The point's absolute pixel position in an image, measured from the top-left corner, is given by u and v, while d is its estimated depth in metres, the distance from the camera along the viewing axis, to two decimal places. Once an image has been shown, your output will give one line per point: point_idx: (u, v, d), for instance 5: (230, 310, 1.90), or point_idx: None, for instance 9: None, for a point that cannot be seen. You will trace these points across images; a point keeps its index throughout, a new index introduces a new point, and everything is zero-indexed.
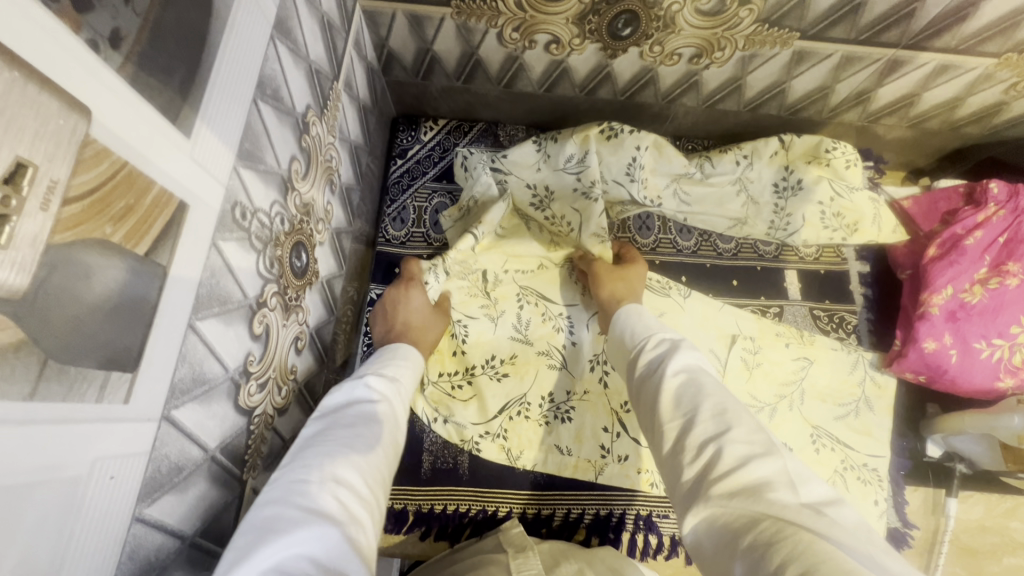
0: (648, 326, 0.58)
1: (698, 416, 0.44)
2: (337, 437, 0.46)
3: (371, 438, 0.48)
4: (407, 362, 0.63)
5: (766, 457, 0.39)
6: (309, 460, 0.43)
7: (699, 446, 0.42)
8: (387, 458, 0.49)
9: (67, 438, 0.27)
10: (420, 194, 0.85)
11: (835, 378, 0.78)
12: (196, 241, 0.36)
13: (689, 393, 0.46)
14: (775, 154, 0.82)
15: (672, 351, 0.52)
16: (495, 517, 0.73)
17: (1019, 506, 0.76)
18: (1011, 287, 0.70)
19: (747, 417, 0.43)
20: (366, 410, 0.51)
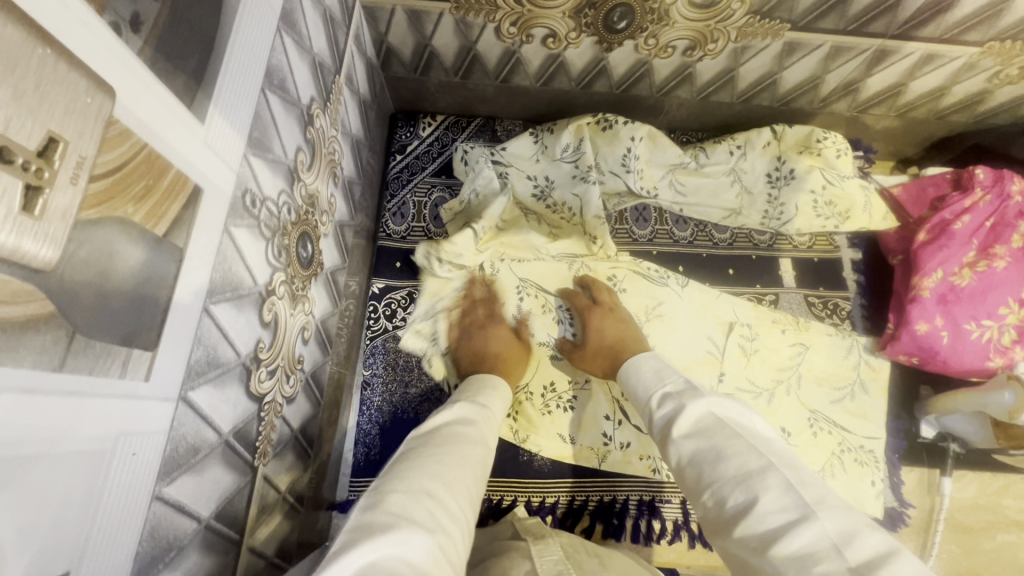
0: (655, 382, 0.59)
1: (721, 485, 0.44)
2: (438, 455, 0.48)
3: (462, 460, 0.49)
4: (497, 392, 0.65)
5: (803, 522, 0.38)
6: (408, 472, 0.44)
7: (732, 519, 0.42)
8: (477, 482, 0.49)
9: (93, 411, 0.27)
10: (420, 188, 0.86)
11: (830, 362, 0.80)
12: (210, 225, 0.37)
13: (705, 456, 0.47)
14: (768, 145, 0.83)
15: (678, 410, 0.53)
16: (499, 507, 0.74)
17: (1012, 484, 0.78)
18: (999, 269, 0.72)
19: (774, 477, 0.42)
20: (463, 433, 0.53)
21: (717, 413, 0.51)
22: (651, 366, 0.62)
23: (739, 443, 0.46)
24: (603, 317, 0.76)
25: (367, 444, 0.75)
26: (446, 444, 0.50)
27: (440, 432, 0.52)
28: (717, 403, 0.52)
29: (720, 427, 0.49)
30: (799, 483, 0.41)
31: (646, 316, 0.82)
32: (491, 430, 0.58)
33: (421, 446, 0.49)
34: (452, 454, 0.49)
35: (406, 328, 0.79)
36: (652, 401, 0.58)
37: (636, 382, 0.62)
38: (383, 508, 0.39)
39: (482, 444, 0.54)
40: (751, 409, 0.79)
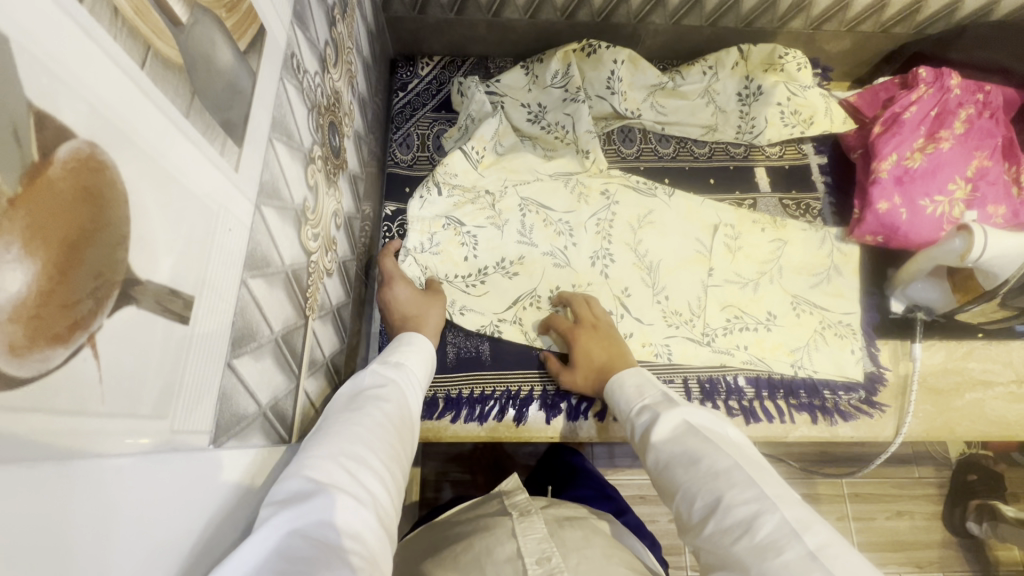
0: (635, 393, 0.65)
1: (690, 486, 0.51)
2: (351, 417, 0.52)
3: (381, 419, 0.53)
4: (421, 351, 0.68)
5: (764, 514, 0.45)
6: (325, 438, 0.48)
7: (703, 516, 0.49)
8: (399, 437, 0.54)
9: (205, 170, 0.34)
10: (423, 122, 0.93)
11: (807, 253, 0.88)
12: (271, 67, 0.43)
13: (679, 461, 0.54)
14: (736, 65, 0.93)
15: (655, 420, 0.59)
16: (518, 397, 0.80)
17: (976, 349, 0.87)
18: (945, 150, 0.81)
19: (738, 474, 0.49)
20: (377, 395, 0.57)
21: (689, 420, 0.57)
22: (633, 377, 0.67)
23: (711, 446, 0.53)
24: (591, 336, 0.76)
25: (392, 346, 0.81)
26: (359, 408, 0.53)
27: (356, 400, 0.55)
28: (690, 410, 0.58)
29: (693, 433, 0.55)
30: (761, 481, 0.48)
31: (639, 224, 0.90)
32: (412, 388, 0.63)
33: (335, 412, 0.52)
34: (367, 415, 0.53)
35: (415, 245, 0.84)
36: (633, 413, 0.63)
37: (616, 395, 0.67)
38: (299, 476, 0.43)
39: (399, 402, 0.58)
40: (739, 298, 0.86)
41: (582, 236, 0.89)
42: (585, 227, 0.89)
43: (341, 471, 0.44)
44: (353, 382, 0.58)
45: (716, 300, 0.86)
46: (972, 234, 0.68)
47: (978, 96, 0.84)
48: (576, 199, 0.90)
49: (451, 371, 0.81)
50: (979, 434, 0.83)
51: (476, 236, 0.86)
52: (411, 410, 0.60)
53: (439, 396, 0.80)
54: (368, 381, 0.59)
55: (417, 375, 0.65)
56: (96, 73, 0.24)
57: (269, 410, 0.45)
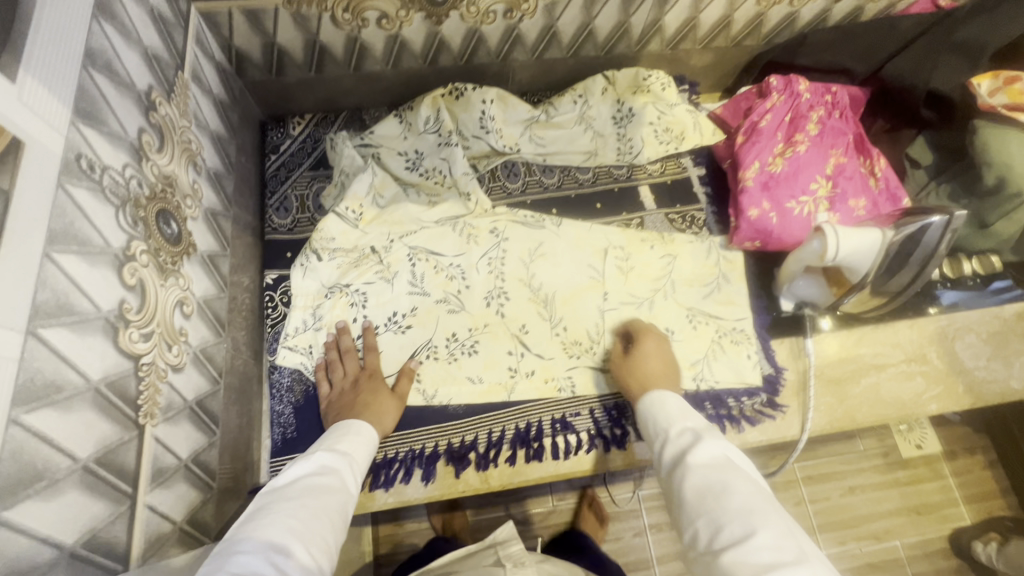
0: (678, 415, 0.67)
1: (724, 515, 0.53)
2: (282, 508, 0.52)
3: (311, 508, 0.53)
4: (362, 436, 0.68)
5: (792, 562, 0.47)
6: (252, 533, 0.49)
7: (724, 544, 0.51)
8: (336, 526, 0.54)
9: None
10: (300, 182, 0.90)
11: (696, 265, 0.90)
12: (40, 179, 0.40)
13: (709, 488, 0.56)
14: (605, 90, 0.96)
15: (695, 443, 0.62)
16: (423, 455, 0.78)
17: (866, 335, 0.90)
18: (802, 152, 0.85)
19: (773, 518, 0.51)
20: (316, 484, 0.57)
21: (726, 453, 0.60)
22: (675, 400, 0.69)
23: (747, 484, 0.55)
24: (656, 346, 0.79)
25: (282, 425, 0.76)
26: (294, 499, 0.54)
27: (292, 486, 0.56)
28: (732, 449, 0.60)
29: (730, 467, 0.58)
30: (793, 533, 0.50)
31: (531, 257, 0.90)
32: (353, 474, 0.62)
33: (271, 503, 0.53)
34: (301, 507, 0.53)
35: (297, 324, 0.80)
36: (671, 431, 0.66)
37: (657, 412, 0.69)
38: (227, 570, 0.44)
39: (339, 489, 0.58)
40: (636, 318, 0.87)
41: (475, 278, 0.88)
42: (477, 268, 0.88)
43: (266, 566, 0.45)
44: (294, 470, 0.59)
45: (614, 324, 0.86)
46: (826, 236, 0.70)
47: (826, 98, 0.89)
48: (465, 241, 0.89)
49: None
50: (879, 416, 0.86)
51: (365, 293, 0.84)
52: (351, 496, 0.59)
53: None
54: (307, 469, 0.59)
55: (361, 461, 0.65)
56: None
57: (79, 544, 0.41)
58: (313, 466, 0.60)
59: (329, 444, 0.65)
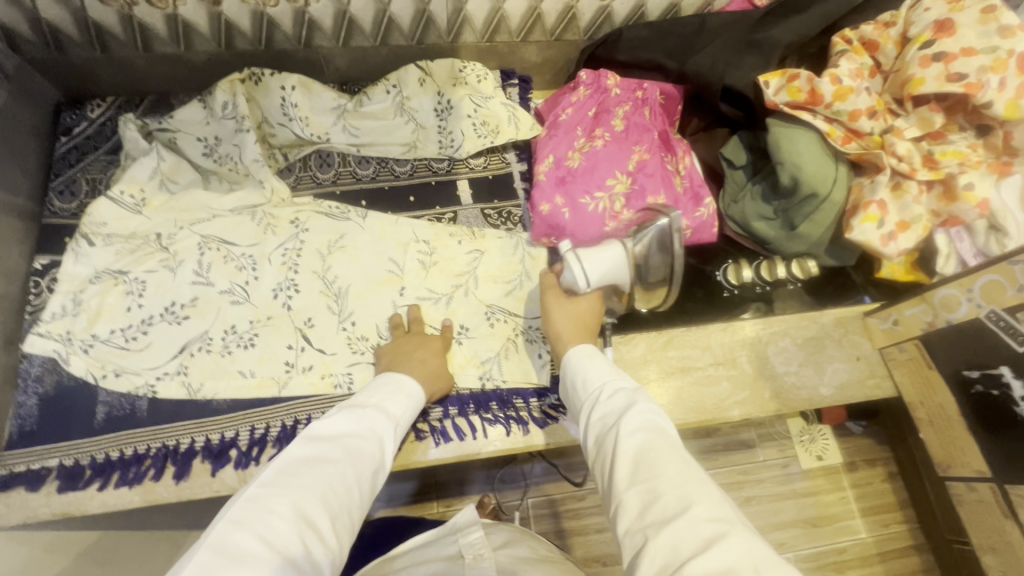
0: (612, 378, 0.60)
1: (657, 486, 0.47)
2: (325, 470, 0.50)
3: (352, 478, 0.51)
4: (409, 397, 0.65)
5: (731, 538, 0.42)
6: (287, 493, 0.46)
7: (653, 521, 0.45)
8: (363, 502, 0.52)
9: None
10: (93, 166, 0.87)
11: (502, 262, 0.88)
12: None
13: (644, 456, 0.50)
14: (422, 81, 0.93)
15: (628, 407, 0.55)
16: (177, 452, 0.74)
17: (675, 337, 0.88)
18: (600, 148, 0.83)
19: (707, 491, 0.46)
20: (357, 447, 0.54)
21: (657, 419, 0.54)
22: (607, 365, 0.63)
23: (683, 453, 0.50)
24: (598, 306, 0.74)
25: (22, 417, 0.73)
26: (339, 459, 0.51)
27: (339, 441, 0.53)
28: (663, 417, 0.54)
29: (664, 435, 0.52)
30: (728, 506, 0.45)
31: (329, 249, 0.86)
32: (396, 441, 0.59)
33: (313, 460, 0.51)
34: (350, 472, 0.51)
35: (57, 310, 0.77)
36: (602, 396, 0.59)
37: (591, 374, 0.62)
38: (255, 534, 0.42)
39: (379, 457, 0.55)
40: (431, 314, 0.84)
41: (266, 269, 0.84)
42: (270, 259, 0.85)
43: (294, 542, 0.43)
44: (343, 420, 0.56)
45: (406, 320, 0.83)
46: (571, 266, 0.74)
47: (636, 93, 0.87)
48: (262, 231, 0.86)
49: (99, 433, 0.73)
50: (678, 422, 0.83)
51: (144, 282, 0.81)
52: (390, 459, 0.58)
53: (83, 464, 0.72)
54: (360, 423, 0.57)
55: (404, 423, 0.62)
56: None
57: None
58: (367, 423, 0.57)
59: (380, 397, 0.62)
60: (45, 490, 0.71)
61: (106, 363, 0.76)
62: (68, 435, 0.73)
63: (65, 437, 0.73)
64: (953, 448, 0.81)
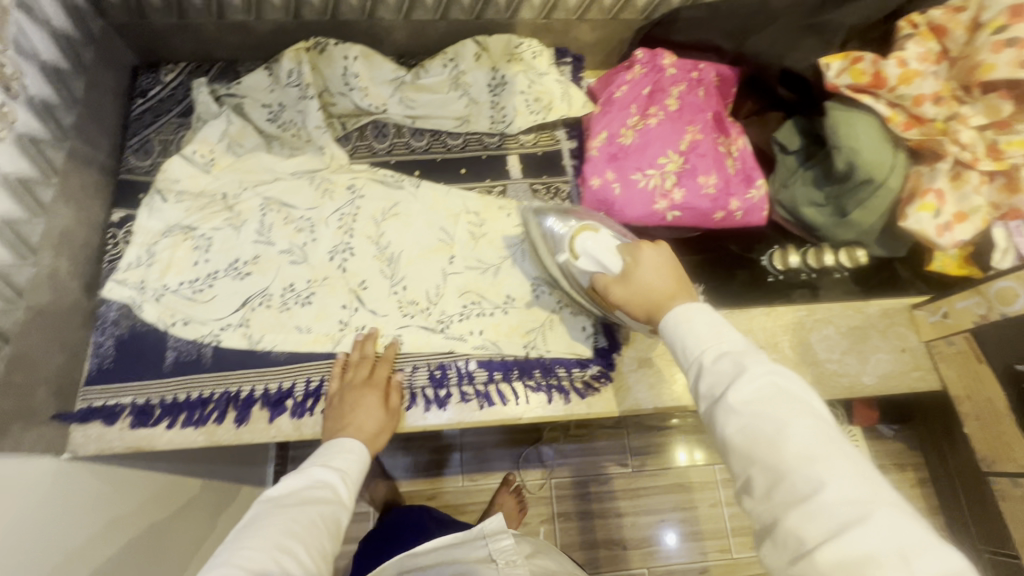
0: (709, 339, 0.56)
1: (780, 466, 0.47)
2: (290, 513, 0.57)
3: (315, 516, 0.58)
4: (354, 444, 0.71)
5: (867, 521, 0.42)
6: (257, 533, 0.54)
7: (782, 502, 0.46)
8: (331, 538, 0.58)
9: None
10: (165, 128, 0.92)
11: (549, 236, 0.90)
12: None
13: (763, 431, 0.48)
14: (478, 56, 0.95)
15: (738, 373, 0.52)
16: (238, 397, 0.78)
17: (718, 319, 0.89)
18: (653, 126, 0.84)
19: (839, 466, 0.45)
20: (312, 495, 0.61)
21: (774, 382, 0.51)
22: (703, 319, 0.58)
23: (806, 423, 0.48)
24: (659, 250, 0.68)
25: (101, 355, 0.79)
26: (298, 506, 0.59)
27: (297, 493, 0.61)
28: (780, 378, 0.51)
29: (782, 402, 0.50)
30: (863, 479, 0.45)
31: (383, 216, 0.90)
32: (350, 488, 0.66)
33: (274, 509, 0.58)
34: (315, 512, 0.59)
35: (132, 259, 0.82)
36: (705, 355, 0.55)
37: (683, 334, 0.58)
38: (232, 567, 0.50)
39: (336, 502, 0.62)
40: (478, 283, 0.87)
41: (323, 232, 0.88)
42: (328, 222, 0.89)
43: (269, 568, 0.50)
44: (297, 477, 0.63)
45: (454, 287, 0.86)
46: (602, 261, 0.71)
47: (691, 74, 0.88)
48: (321, 195, 0.90)
49: (167, 375, 0.78)
50: None
51: (210, 238, 0.86)
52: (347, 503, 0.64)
53: (153, 403, 0.77)
54: (305, 480, 0.63)
55: (358, 472, 0.69)
56: None
57: None
58: (319, 475, 0.64)
59: (325, 455, 0.69)
60: (119, 425, 0.76)
61: (176, 311, 0.81)
62: (140, 376, 0.78)
63: (137, 378, 0.78)
64: (998, 444, 0.80)
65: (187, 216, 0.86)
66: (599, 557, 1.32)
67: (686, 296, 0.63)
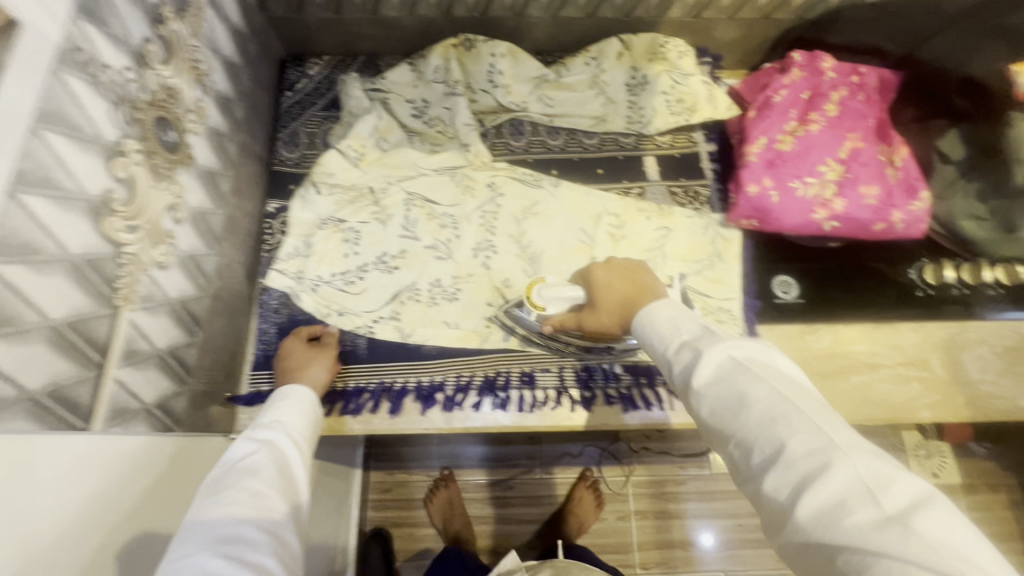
0: (669, 333, 0.59)
1: (746, 433, 0.47)
2: (228, 496, 0.52)
3: (259, 488, 0.54)
4: (299, 398, 0.69)
5: (835, 467, 0.41)
6: (195, 534, 0.49)
7: (758, 468, 0.45)
8: (287, 498, 0.56)
9: None
10: (311, 121, 0.94)
11: (691, 241, 0.88)
12: (33, 59, 0.44)
13: (727, 405, 0.49)
14: (620, 55, 0.94)
15: (696, 358, 0.53)
16: (392, 389, 0.81)
17: (863, 332, 0.87)
18: (814, 132, 0.81)
19: (797, 419, 0.45)
20: (249, 465, 0.57)
21: (732, 356, 0.52)
22: (664, 314, 0.61)
23: (762, 386, 0.48)
24: (607, 266, 0.74)
25: (265, 342, 0.82)
26: (233, 483, 0.54)
27: (226, 473, 0.56)
28: (736, 350, 0.52)
29: (739, 372, 0.50)
30: (827, 427, 0.44)
31: (523, 215, 0.90)
32: (294, 442, 0.63)
33: (208, 497, 0.53)
34: (253, 485, 0.54)
35: (290, 249, 0.85)
36: (669, 349, 0.57)
37: (650, 331, 0.61)
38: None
39: (280, 461, 0.59)
40: None
41: (465, 229, 0.89)
42: (470, 219, 0.90)
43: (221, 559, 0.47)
44: (226, 455, 0.58)
45: None
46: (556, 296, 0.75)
47: (852, 78, 0.84)
48: (462, 192, 0.91)
49: None
50: (865, 417, 0.82)
51: (359, 231, 0.87)
52: (295, 459, 0.61)
53: None
54: (244, 447, 0.60)
55: (299, 422, 0.66)
56: None
57: (46, 396, 0.46)
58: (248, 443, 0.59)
59: (261, 417, 0.65)
60: None
61: (331, 301, 0.84)
62: None
63: None
64: None
65: (336, 210, 0.88)
66: (675, 557, 1.30)
67: (642, 292, 0.67)
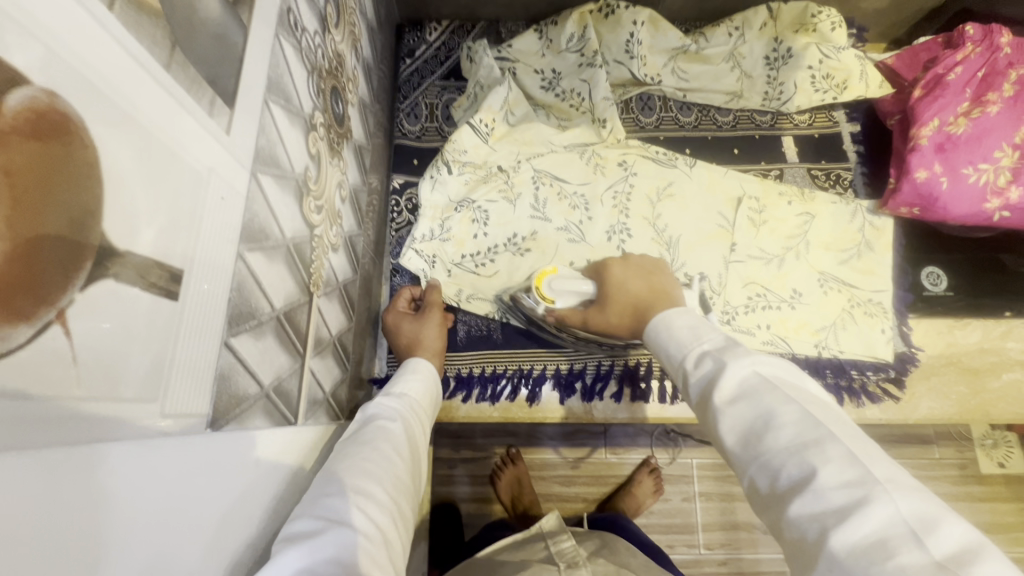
0: (689, 339, 0.54)
1: (772, 457, 0.42)
2: (365, 449, 0.49)
3: (389, 452, 0.51)
4: (425, 378, 0.66)
5: (870, 503, 0.36)
6: (329, 476, 0.45)
7: (786, 492, 0.40)
8: (408, 471, 0.51)
9: (180, 123, 0.29)
10: (431, 91, 0.89)
11: (837, 228, 0.84)
12: (266, 21, 0.40)
13: (752, 427, 0.44)
14: (765, 25, 0.88)
15: (718, 371, 0.48)
16: (531, 376, 0.78)
17: (1014, 328, 0.82)
18: (992, 114, 0.75)
19: (831, 447, 0.40)
20: (383, 425, 0.54)
21: (758, 371, 0.47)
22: (684, 321, 0.56)
23: (791, 407, 0.43)
24: (625, 264, 0.70)
25: None
26: (372, 441, 0.51)
27: (361, 429, 0.53)
28: (760, 363, 0.48)
29: (766, 389, 0.45)
30: (863, 457, 0.39)
31: (658, 197, 0.85)
32: (416, 418, 0.59)
33: (347, 447, 0.50)
34: (386, 447, 0.51)
35: (424, 234, 0.80)
36: (687, 360, 0.53)
37: (666, 341, 0.56)
38: (313, 515, 0.41)
39: (408, 434, 0.56)
40: (762, 274, 0.82)
41: (597, 210, 0.84)
42: (602, 200, 0.84)
43: (354, 506, 0.42)
44: (358, 416, 0.56)
45: (738, 277, 0.82)
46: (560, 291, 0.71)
47: None
48: (592, 170, 0.85)
49: (461, 348, 0.79)
50: (1015, 416, 0.79)
51: (487, 211, 0.82)
52: (419, 439, 0.58)
53: (449, 375, 0.78)
54: (377, 408, 0.57)
55: (421, 403, 0.63)
56: (82, 37, 0.22)
57: (273, 392, 0.43)
58: (379, 409, 0.57)
59: (386, 387, 0.63)
60: None
61: (463, 286, 0.81)
62: None
63: None
64: None
65: (462, 188, 0.83)
66: (739, 539, 1.25)
67: (658, 298, 0.64)
